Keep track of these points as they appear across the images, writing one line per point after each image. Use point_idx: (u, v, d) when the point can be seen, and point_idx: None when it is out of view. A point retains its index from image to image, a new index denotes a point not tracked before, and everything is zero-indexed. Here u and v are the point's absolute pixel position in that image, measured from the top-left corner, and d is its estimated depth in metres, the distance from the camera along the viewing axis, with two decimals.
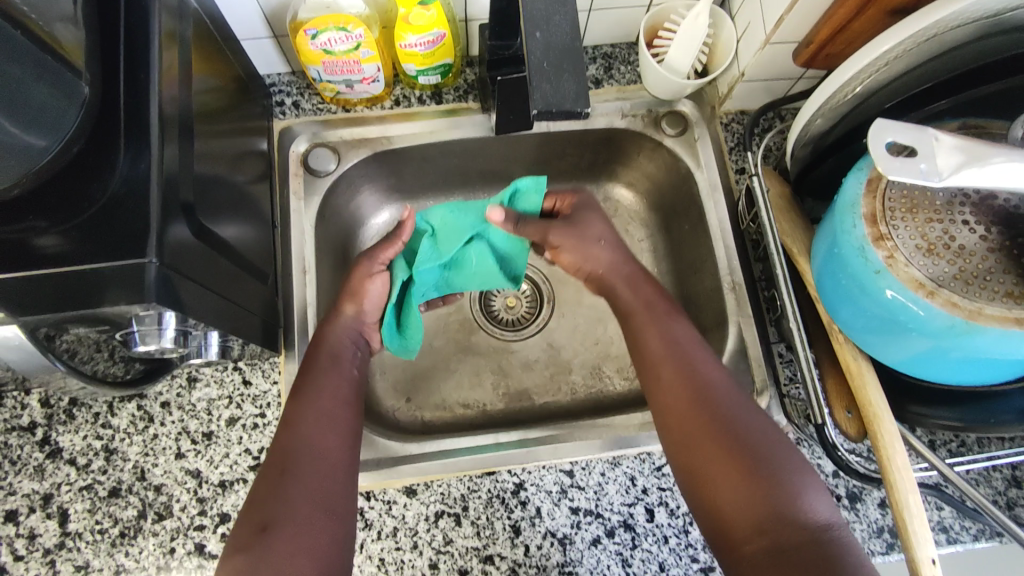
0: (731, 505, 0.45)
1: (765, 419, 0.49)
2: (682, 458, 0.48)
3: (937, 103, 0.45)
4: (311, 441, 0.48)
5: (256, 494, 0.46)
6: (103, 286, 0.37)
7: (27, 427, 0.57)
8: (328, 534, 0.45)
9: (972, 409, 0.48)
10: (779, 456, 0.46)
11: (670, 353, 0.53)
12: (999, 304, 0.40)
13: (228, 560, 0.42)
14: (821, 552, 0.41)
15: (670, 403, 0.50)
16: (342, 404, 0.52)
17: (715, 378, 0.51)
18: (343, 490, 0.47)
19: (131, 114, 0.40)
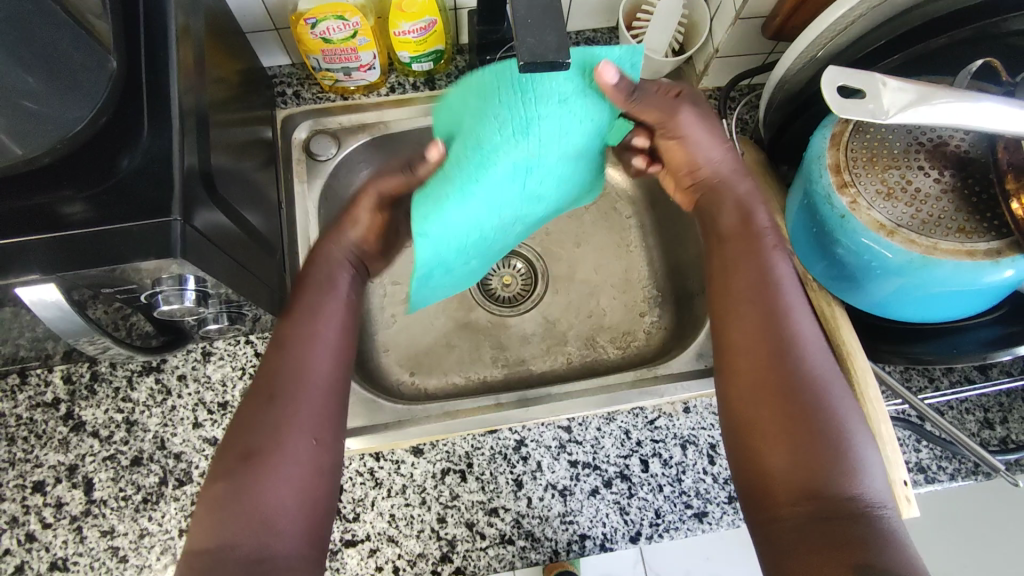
0: (782, 469, 0.43)
1: (841, 382, 0.45)
2: (739, 409, 0.46)
3: (890, 59, 0.50)
4: (295, 365, 0.48)
5: (241, 418, 0.46)
6: (131, 244, 0.40)
7: (51, 403, 0.60)
8: (312, 459, 0.45)
9: (937, 344, 0.52)
10: (846, 424, 0.43)
11: (754, 294, 0.49)
12: (953, 238, 0.44)
13: (209, 487, 0.44)
14: (862, 530, 0.40)
15: (742, 350, 0.47)
16: (331, 327, 0.52)
17: (802, 328, 0.47)
18: (331, 417, 0.48)
19: (152, 92, 0.43)
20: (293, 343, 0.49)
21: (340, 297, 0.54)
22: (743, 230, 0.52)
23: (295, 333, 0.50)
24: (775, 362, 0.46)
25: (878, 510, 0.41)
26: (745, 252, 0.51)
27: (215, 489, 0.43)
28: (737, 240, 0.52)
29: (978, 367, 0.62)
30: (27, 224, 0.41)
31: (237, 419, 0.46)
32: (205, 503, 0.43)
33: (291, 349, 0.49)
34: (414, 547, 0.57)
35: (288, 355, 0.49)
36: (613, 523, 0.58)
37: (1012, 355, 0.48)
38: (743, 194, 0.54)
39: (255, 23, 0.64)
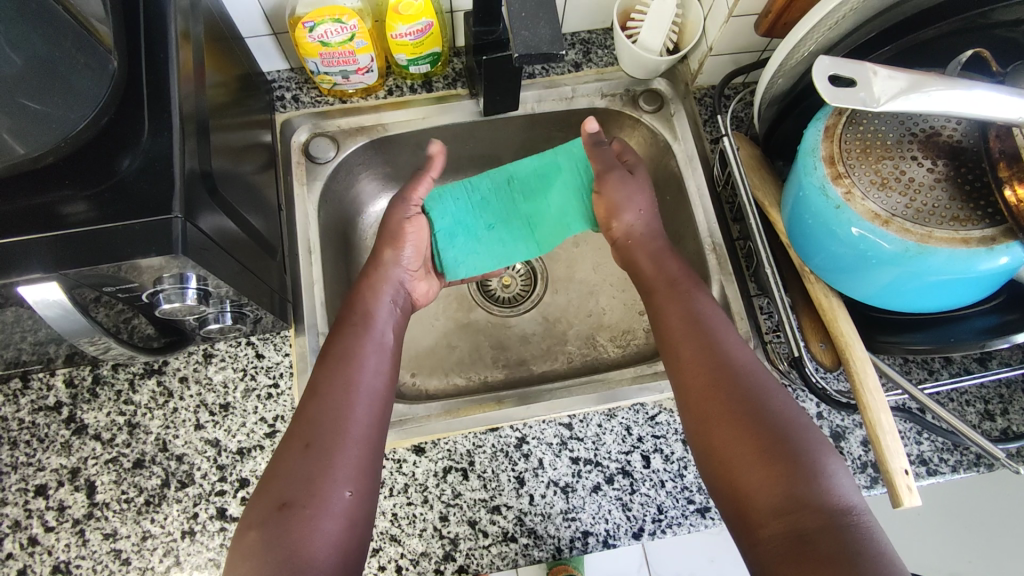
0: (755, 493, 0.44)
1: (789, 399, 0.48)
2: (702, 439, 0.48)
3: (881, 52, 0.51)
4: (333, 414, 0.49)
5: (280, 466, 0.47)
6: (132, 240, 0.41)
7: (53, 406, 0.60)
8: (346, 510, 0.46)
9: (936, 333, 0.53)
10: (802, 437, 0.45)
11: (692, 332, 0.53)
12: (948, 227, 0.45)
13: (243, 535, 0.44)
14: (840, 536, 0.40)
15: (691, 381, 0.50)
16: (368, 375, 0.53)
17: (738, 354, 0.51)
18: (367, 469, 0.48)
19: (154, 93, 0.44)
20: (329, 393, 0.50)
21: (375, 339, 0.56)
22: (669, 284, 0.58)
23: (331, 382, 0.51)
24: (728, 393, 0.48)
25: (852, 513, 0.42)
26: (680, 304, 0.56)
27: (250, 537, 0.43)
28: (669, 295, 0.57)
29: (977, 359, 0.62)
30: (28, 224, 0.41)
31: (276, 467, 0.47)
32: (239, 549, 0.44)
33: (329, 397, 0.50)
34: (416, 546, 0.57)
35: (325, 404, 0.50)
36: (616, 519, 0.58)
37: (1009, 343, 0.49)
38: (656, 250, 0.61)
39: (254, 29, 0.65)
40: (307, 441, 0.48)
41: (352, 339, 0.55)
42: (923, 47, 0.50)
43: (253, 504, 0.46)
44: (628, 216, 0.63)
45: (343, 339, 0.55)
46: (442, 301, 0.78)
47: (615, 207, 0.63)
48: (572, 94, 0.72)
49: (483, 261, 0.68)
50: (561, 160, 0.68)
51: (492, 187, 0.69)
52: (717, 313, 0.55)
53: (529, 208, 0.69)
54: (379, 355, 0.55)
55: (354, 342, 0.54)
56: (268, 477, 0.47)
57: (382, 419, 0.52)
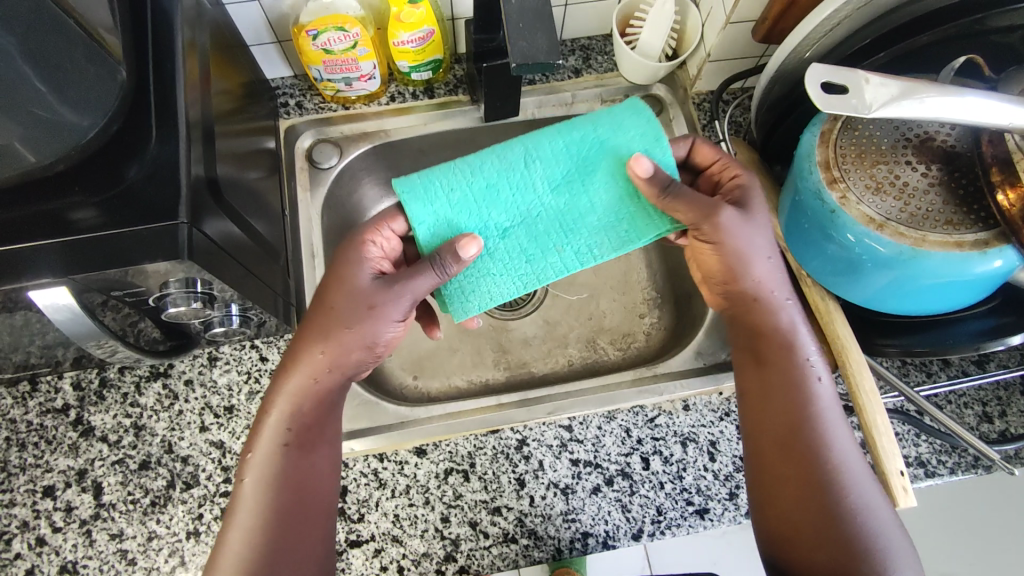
0: (806, 535, 0.46)
1: (878, 501, 0.46)
2: (778, 521, 0.47)
3: (876, 57, 0.52)
4: (292, 473, 0.49)
5: (238, 526, 0.47)
6: (139, 245, 0.42)
7: (61, 409, 0.61)
8: (317, 565, 0.48)
9: (933, 335, 0.53)
10: (882, 540, 0.45)
11: (793, 410, 0.48)
12: (941, 230, 0.46)
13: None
14: (852, 537, 0.45)
15: (778, 464, 0.48)
16: (329, 421, 0.52)
17: (838, 443, 0.47)
18: (323, 525, 0.49)
19: (160, 101, 0.45)
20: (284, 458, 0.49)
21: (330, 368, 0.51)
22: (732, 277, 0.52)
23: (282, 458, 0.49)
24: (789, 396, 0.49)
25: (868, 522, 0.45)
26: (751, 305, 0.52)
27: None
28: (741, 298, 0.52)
29: (975, 361, 0.63)
30: (38, 230, 0.42)
31: (233, 532, 0.47)
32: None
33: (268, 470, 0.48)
34: (418, 546, 0.58)
35: (280, 468, 0.49)
36: (615, 521, 0.59)
37: (1004, 345, 0.50)
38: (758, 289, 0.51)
39: (258, 36, 0.66)
40: (260, 514, 0.47)
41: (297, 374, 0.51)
42: (917, 54, 0.51)
43: (214, 556, 0.47)
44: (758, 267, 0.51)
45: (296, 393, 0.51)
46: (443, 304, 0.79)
47: (731, 256, 0.50)
48: (572, 99, 0.73)
49: (503, 287, 0.54)
50: (604, 135, 0.52)
51: (513, 189, 0.52)
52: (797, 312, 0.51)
53: (561, 205, 0.52)
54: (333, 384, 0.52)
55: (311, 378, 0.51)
56: (224, 536, 0.47)
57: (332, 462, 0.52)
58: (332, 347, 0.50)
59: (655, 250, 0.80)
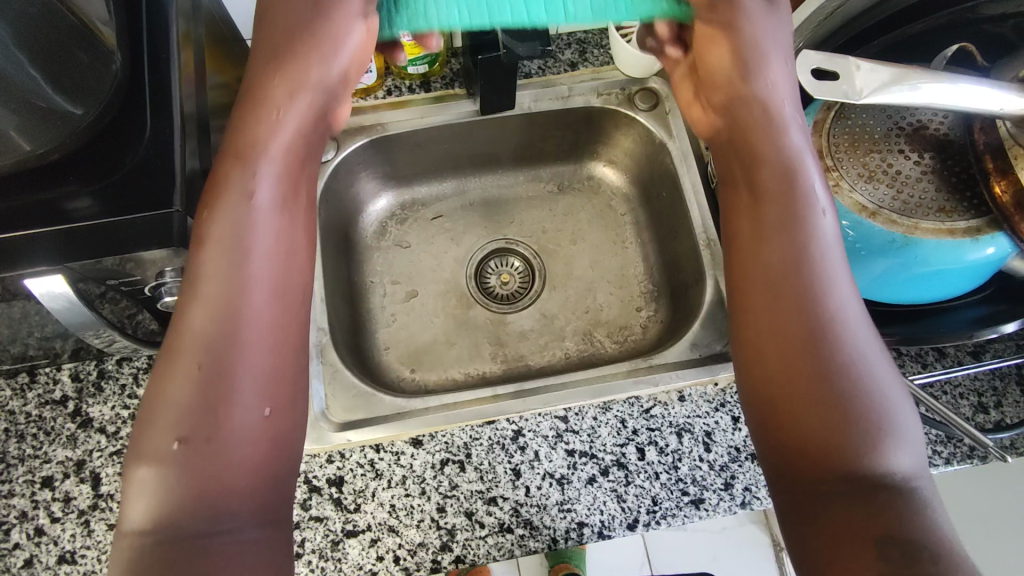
0: (793, 395, 0.40)
1: (881, 373, 0.40)
2: (764, 386, 0.41)
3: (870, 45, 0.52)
4: (220, 317, 0.40)
5: (164, 390, 0.38)
6: (135, 233, 0.42)
7: (59, 400, 0.62)
8: (263, 434, 0.39)
9: (927, 323, 0.54)
10: (885, 404, 0.38)
11: (781, 259, 0.43)
12: (934, 218, 0.46)
13: (133, 473, 0.36)
14: (898, 502, 0.36)
15: (762, 320, 0.42)
16: (270, 253, 0.43)
17: (833, 297, 0.41)
18: (287, 375, 0.41)
19: (155, 92, 0.46)
20: (215, 276, 0.40)
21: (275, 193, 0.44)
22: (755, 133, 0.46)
23: (220, 251, 0.41)
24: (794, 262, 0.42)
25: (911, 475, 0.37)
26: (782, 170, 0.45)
27: (142, 478, 0.36)
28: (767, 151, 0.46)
29: (971, 351, 0.63)
30: (33, 218, 0.42)
31: (162, 392, 0.38)
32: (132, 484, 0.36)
33: (220, 281, 0.40)
34: (414, 536, 0.58)
35: (208, 300, 0.40)
36: (611, 511, 0.59)
37: (997, 334, 0.50)
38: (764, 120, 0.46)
39: (255, 30, 0.67)
40: (215, 347, 0.39)
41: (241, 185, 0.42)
42: (909, 44, 0.51)
43: (135, 437, 0.37)
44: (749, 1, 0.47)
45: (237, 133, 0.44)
46: (441, 297, 0.79)
47: (728, 27, 0.48)
48: (569, 93, 0.74)
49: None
50: None
51: None
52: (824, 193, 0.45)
53: None
54: (281, 212, 0.44)
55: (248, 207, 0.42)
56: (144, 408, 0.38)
57: (294, 302, 0.43)
58: (265, 152, 0.44)
59: (652, 242, 0.80)
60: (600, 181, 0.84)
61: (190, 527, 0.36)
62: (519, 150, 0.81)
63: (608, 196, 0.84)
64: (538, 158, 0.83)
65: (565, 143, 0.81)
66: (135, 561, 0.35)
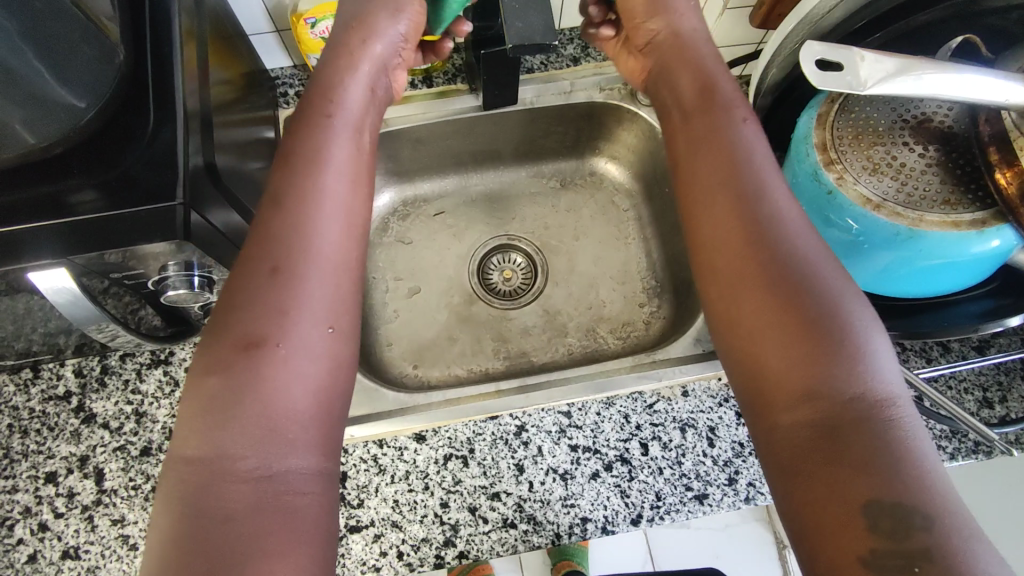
0: (751, 314, 0.41)
1: (839, 287, 0.40)
2: (727, 313, 0.43)
3: (871, 39, 0.52)
4: (297, 229, 0.44)
5: (241, 291, 0.41)
6: (137, 227, 0.42)
7: (63, 396, 0.62)
8: (326, 350, 0.42)
9: (932, 316, 0.54)
10: (845, 315, 0.39)
11: (727, 181, 0.46)
12: (939, 210, 0.45)
13: (200, 382, 0.38)
14: (875, 442, 0.35)
15: (719, 244, 0.44)
16: (339, 182, 0.47)
17: (780, 211, 0.44)
18: (346, 302, 0.44)
19: (158, 86, 0.46)
20: (296, 198, 0.45)
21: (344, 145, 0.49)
22: (704, 101, 0.51)
23: (299, 184, 0.45)
24: (747, 215, 0.44)
25: (892, 406, 0.36)
26: (713, 130, 0.49)
27: (209, 384, 0.38)
28: (701, 114, 0.50)
29: (975, 346, 0.63)
30: (37, 212, 0.42)
31: (235, 297, 0.41)
32: (193, 407, 0.38)
33: (292, 205, 0.44)
34: (417, 531, 0.58)
35: (289, 218, 0.44)
36: (614, 506, 0.59)
37: (1001, 327, 0.50)
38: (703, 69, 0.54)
39: (258, 27, 0.67)
40: (289, 259, 0.43)
41: (314, 137, 0.48)
42: (915, 35, 0.51)
43: (205, 349, 0.40)
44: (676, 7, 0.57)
45: (312, 106, 0.51)
46: (444, 294, 0.79)
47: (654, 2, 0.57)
48: (571, 88, 0.74)
49: None
50: None
51: None
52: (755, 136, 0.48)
53: None
54: (348, 155, 0.49)
55: (322, 144, 0.48)
56: (223, 310, 0.41)
57: (358, 237, 0.47)
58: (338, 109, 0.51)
59: (655, 238, 0.80)
60: (602, 177, 0.84)
61: (246, 467, 0.36)
62: (521, 145, 0.81)
63: (611, 192, 0.84)
64: (541, 154, 0.83)
65: (567, 139, 0.81)
66: (188, 491, 0.36)
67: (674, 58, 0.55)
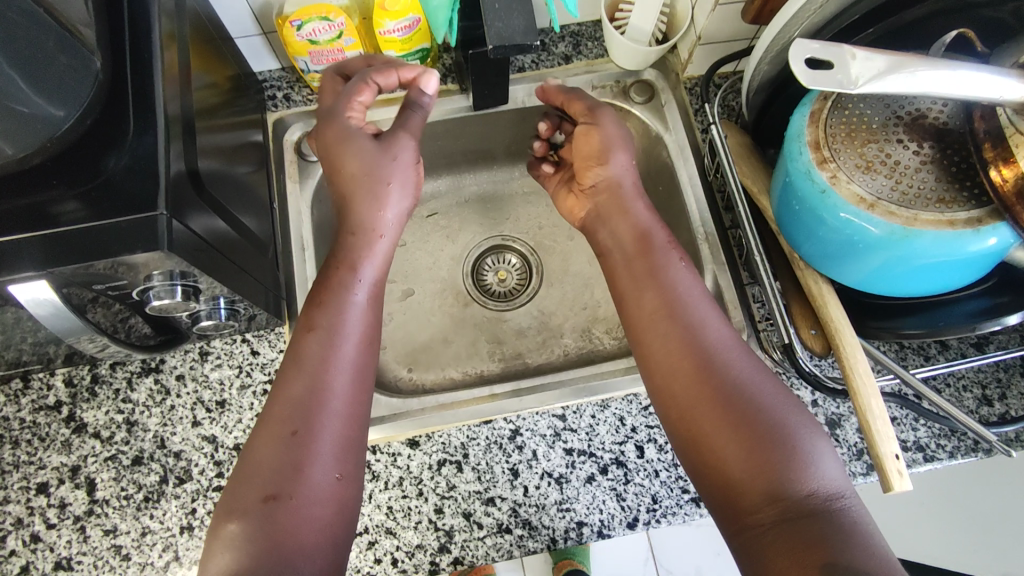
0: (706, 426, 0.46)
1: (774, 393, 0.46)
2: (683, 427, 0.47)
3: (866, 33, 0.51)
4: (313, 392, 0.48)
5: (260, 453, 0.45)
6: (118, 236, 0.41)
7: (53, 406, 0.61)
8: (333, 494, 0.46)
9: (929, 316, 0.53)
10: (786, 419, 0.45)
11: (668, 306, 0.51)
12: (933, 209, 0.45)
13: (222, 528, 0.43)
14: (828, 528, 0.40)
15: (665, 363, 0.49)
16: (353, 344, 0.51)
17: (717, 331, 0.49)
18: (352, 447, 0.48)
19: (138, 94, 0.45)
20: (311, 368, 0.49)
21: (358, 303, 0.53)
22: (641, 247, 0.55)
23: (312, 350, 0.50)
24: (693, 339, 0.49)
25: (841, 499, 0.41)
26: (650, 272, 0.53)
27: (229, 531, 0.42)
28: (638, 250, 0.55)
29: (974, 343, 0.62)
30: (19, 223, 0.42)
31: (255, 451, 0.46)
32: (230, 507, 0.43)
33: (307, 371, 0.49)
34: (412, 538, 0.58)
35: (303, 376, 0.48)
36: (610, 510, 0.58)
37: (999, 325, 0.50)
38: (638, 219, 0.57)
39: (243, 29, 0.66)
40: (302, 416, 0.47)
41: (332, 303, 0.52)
42: (906, 30, 0.50)
43: (229, 495, 0.45)
44: (619, 158, 0.59)
45: (327, 281, 0.54)
46: (438, 296, 0.79)
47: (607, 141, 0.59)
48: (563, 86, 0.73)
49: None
50: None
51: None
52: (688, 275, 0.53)
53: None
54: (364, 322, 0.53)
55: (338, 310, 0.52)
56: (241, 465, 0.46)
57: (368, 387, 0.51)
58: (358, 278, 0.54)
59: None
60: None
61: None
62: (514, 145, 0.80)
63: None
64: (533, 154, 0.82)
65: None
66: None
67: (610, 207, 0.58)
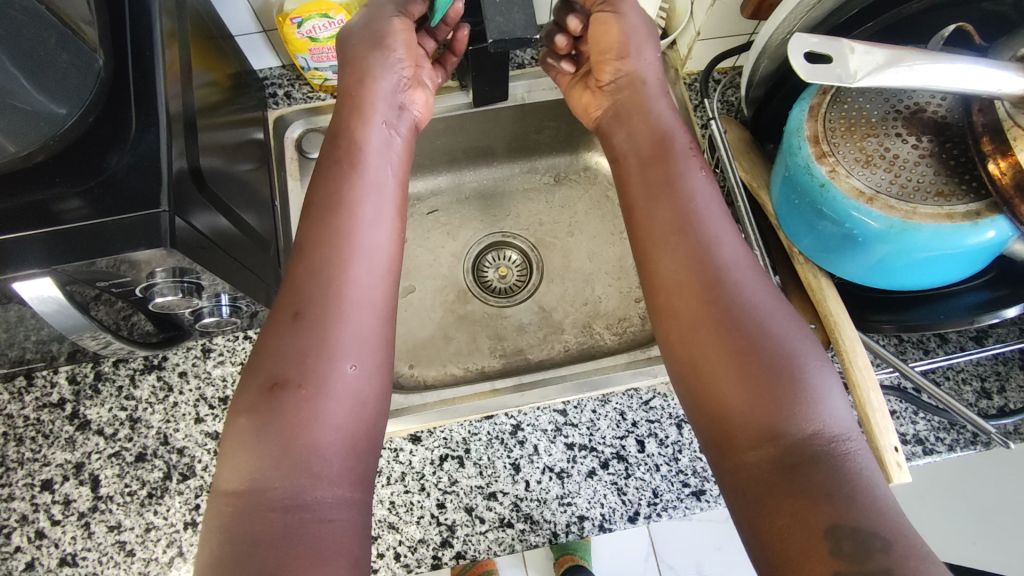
0: (708, 354, 0.43)
1: (787, 325, 0.43)
2: (685, 353, 0.45)
3: (864, 27, 0.51)
4: (332, 282, 0.46)
5: None
6: (121, 234, 0.41)
7: (56, 403, 0.62)
8: (351, 390, 0.43)
9: (928, 309, 0.54)
10: (796, 354, 0.42)
11: (679, 226, 0.48)
12: (932, 203, 0.45)
13: (232, 424, 0.41)
14: (830, 474, 0.37)
15: (671, 286, 0.46)
16: (373, 231, 0.49)
17: (731, 255, 0.46)
18: (373, 342, 0.45)
19: (140, 92, 0.45)
20: (330, 254, 0.47)
21: (378, 184, 0.51)
22: (657, 153, 0.53)
23: (324, 245, 0.47)
24: (703, 260, 0.46)
25: (845, 444, 0.39)
26: (664, 183, 0.51)
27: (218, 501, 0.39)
28: (655, 163, 0.52)
29: (973, 337, 0.62)
30: (23, 221, 0.42)
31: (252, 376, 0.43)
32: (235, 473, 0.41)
33: (325, 257, 0.46)
34: (414, 533, 0.58)
35: (317, 269, 0.46)
36: (611, 504, 0.59)
37: (999, 318, 0.50)
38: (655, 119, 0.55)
39: (243, 27, 0.66)
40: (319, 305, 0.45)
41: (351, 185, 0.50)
42: (905, 24, 0.50)
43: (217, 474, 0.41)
44: (644, 52, 0.56)
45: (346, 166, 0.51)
46: (439, 293, 0.79)
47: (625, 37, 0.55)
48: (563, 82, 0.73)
49: None
50: None
51: None
52: (706, 190, 0.50)
53: None
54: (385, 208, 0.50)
55: (357, 192, 0.50)
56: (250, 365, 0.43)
57: (392, 279, 0.49)
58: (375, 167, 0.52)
59: None
60: (595, 172, 0.83)
61: (276, 498, 0.39)
62: (513, 142, 0.80)
63: (605, 186, 0.83)
64: (533, 150, 0.83)
65: (559, 134, 0.80)
66: (224, 523, 0.38)
67: (630, 104, 0.56)
